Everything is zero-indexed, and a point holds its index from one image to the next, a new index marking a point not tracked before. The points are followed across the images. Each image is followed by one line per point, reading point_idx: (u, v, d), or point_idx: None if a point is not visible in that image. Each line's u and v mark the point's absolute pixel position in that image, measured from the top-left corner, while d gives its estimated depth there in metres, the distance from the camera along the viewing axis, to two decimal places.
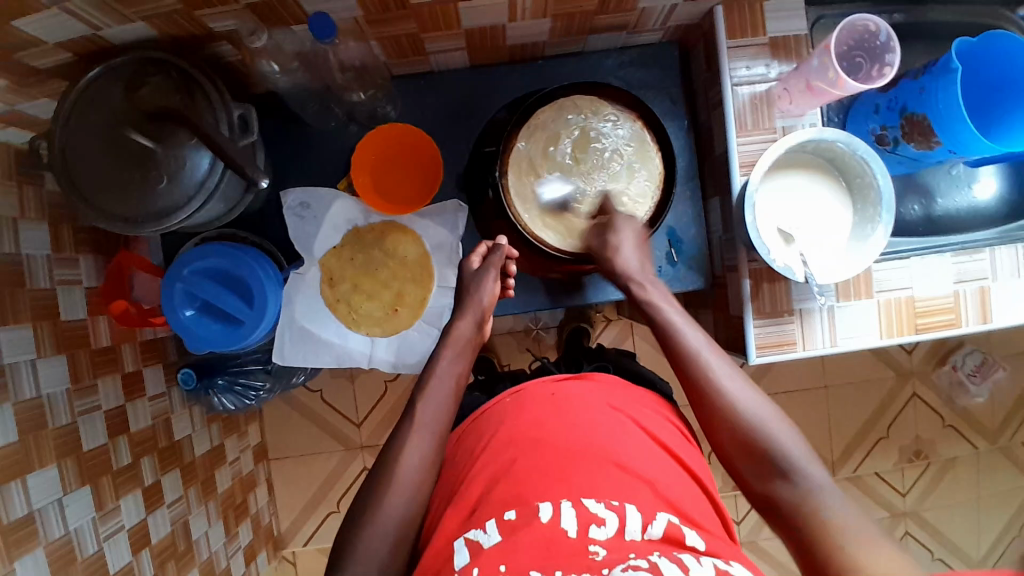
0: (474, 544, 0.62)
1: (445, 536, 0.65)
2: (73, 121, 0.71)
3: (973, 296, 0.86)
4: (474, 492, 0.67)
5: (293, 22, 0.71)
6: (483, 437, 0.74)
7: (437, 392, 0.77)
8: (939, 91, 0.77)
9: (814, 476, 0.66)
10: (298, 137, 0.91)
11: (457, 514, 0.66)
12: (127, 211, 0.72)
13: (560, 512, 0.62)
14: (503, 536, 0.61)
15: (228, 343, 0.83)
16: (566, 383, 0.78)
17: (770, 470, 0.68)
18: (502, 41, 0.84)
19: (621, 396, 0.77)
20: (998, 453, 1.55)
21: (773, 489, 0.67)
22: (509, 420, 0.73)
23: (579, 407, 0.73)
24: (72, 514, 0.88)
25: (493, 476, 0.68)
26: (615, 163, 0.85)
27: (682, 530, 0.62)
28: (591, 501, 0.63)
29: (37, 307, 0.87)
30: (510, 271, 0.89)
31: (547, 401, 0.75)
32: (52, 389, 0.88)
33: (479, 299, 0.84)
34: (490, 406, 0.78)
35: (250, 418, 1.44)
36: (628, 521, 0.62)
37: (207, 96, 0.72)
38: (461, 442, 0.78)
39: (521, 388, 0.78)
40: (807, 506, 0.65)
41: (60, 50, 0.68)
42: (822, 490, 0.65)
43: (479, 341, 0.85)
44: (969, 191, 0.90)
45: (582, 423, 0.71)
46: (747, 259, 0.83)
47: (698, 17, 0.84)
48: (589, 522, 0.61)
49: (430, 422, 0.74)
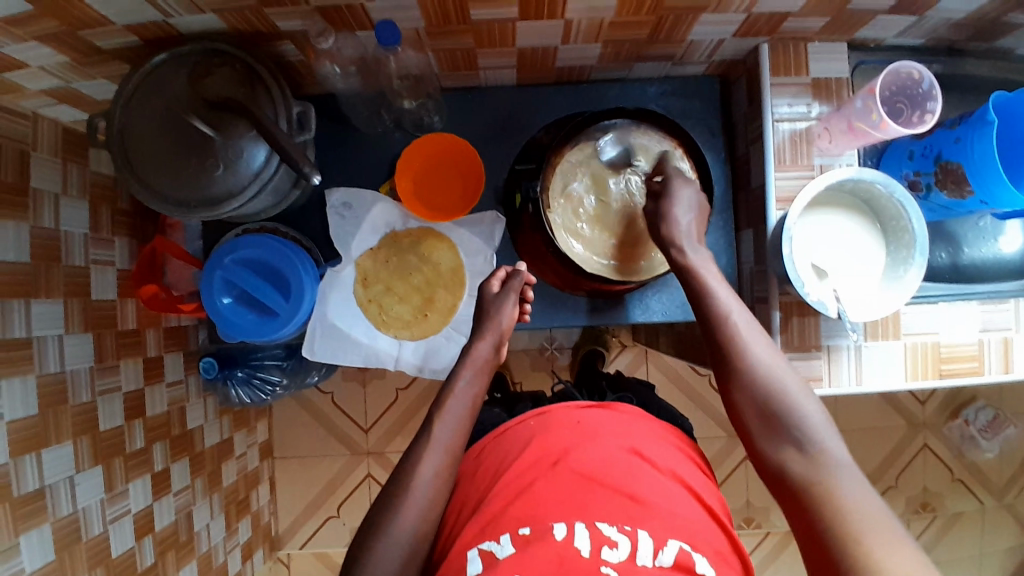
0: (487, 554, 0.64)
1: (460, 545, 0.67)
2: (134, 104, 0.73)
3: (997, 347, 0.88)
4: (493, 506, 0.69)
5: (358, 28, 0.73)
6: (504, 454, 0.76)
7: (457, 408, 0.78)
8: (975, 142, 0.79)
9: (831, 451, 0.64)
10: (344, 139, 0.93)
11: (474, 524, 0.68)
12: (181, 195, 0.74)
13: (574, 532, 0.63)
14: (517, 549, 0.63)
15: (260, 332, 0.84)
16: (588, 411, 0.79)
17: (782, 435, 0.67)
18: (552, 62, 0.86)
19: (640, 427, 0.78)
20: (1005, 510, 1.53)
21: (782, 456, 0.66)
22: (533, 439, 0.75)
23: (598, 435, 0.74)
24: (82, 493, 0.88)
25: (510, 493, 0.69)
26: (636, 176, 0.87)
27: (693, 558, 0.63)
28: (604, 525, 0.64)
29: (69, 283, 0.88)
30: (528, 297, 0.90)
31: (570, 426, 0.76)
32: (77, 366, 0.89)
33: (499, 322, 0.85)
34: (510, 425, 0.80)
35: (260, 415, 1.44)
36: (639, 547, 0.63)
37: (269, 91, 0.75)
38: (480, 458, 0.79)
39: (546, 410, 0.80)
40: (819, 477, 0.63)
41: (128, 34, 0.70)
42: (838, 465, 0.63)
43: (495, 364, 0.86)
44: (994, 244, 0.91)
45: (602, 451, 0.72)
46: (778, 291, 0.84)
47: (743, 53, 0.87)
48: (601, 544, 0.63)
49: (443, 440, 0.75)
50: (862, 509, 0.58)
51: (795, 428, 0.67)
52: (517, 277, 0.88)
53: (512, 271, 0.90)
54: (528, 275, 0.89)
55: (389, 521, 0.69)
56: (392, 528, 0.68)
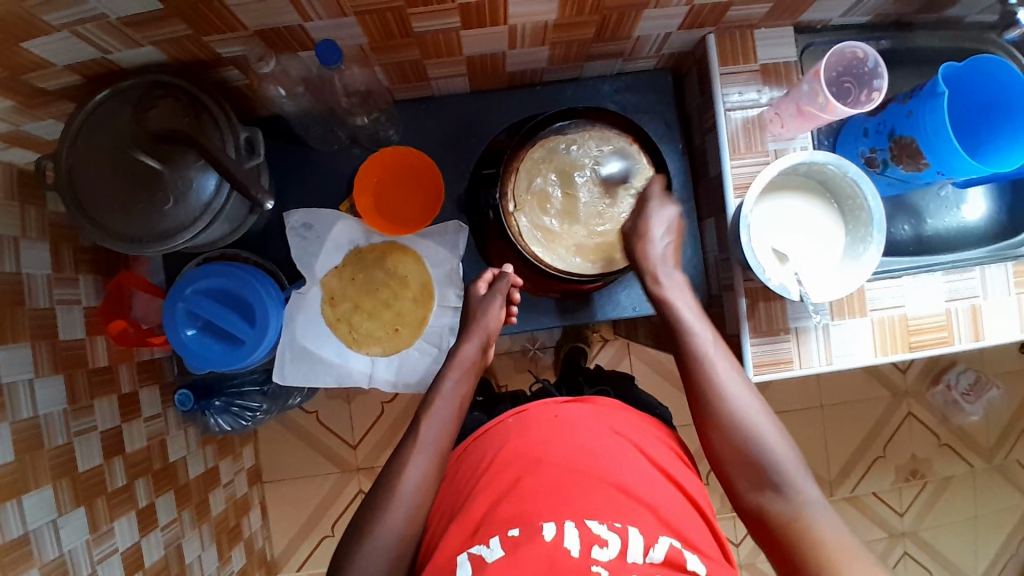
0: (477, 558, 0.63)
1: (448, 553, 0.66)
2: (79, 143, 0.72)
3: (965, 314, 0.89)
4: (480, 508, 0.68)
5: (300, 48, 0.73)
6: (487, 452, 0.75)
7: (442, 412, 0.79)
8: (927, 114, 0.80)
9: (805, 492, 0.69)
10: (301, 159, 0.93)
11: (461, 529, 0.67)
12: (133, 232, 0.73)
13: (563, 531, 0.63)
14: (506, 552, 0.62)
15: (228, 363, 0.83)
16: (568, 405, 0.79)
17: (762, 482, 0.71)
18: (503, 67, 0.86)
19: (622, 421, 0.78)
20: (994, 472, 1.56)
21: (763, 501, 0.70)
22: (515, 438, 0.74)
23: (580, 431, 0.74)
24: (67, 536, 0.87)
25: (497, 495, 0.69)
26: (601, 165, 0.86)
27: (683, 554, 0.64)
28: (594, 523, 0.64)
29: (35, 326, 0.87)
30: (514, 299, 0.90)
31: (551, 422, 0.76)
32: (49, 409, 0.87)
33: (485, 324, 0.86)
34: (492, 425, 0.79)
35: (245, 440, 1.43)
36: (629, 544, 0.63)
37: (214, 119, 0.74)
38: (462, 459, 0.79)
39: (524, 408, 0.79)
40: (796, 517, 0.67)
41: (69, 73, 0.69)
42: (811, 504, 0.68)
43: (482, 364, 0.87)
44: (958, 212, 0.93)
45: (586, 446, 0.72)
46: (742, 278, 0.84)
47: (691, 44, 0.87)
48: (592, 543, 0.62)
49: (430, 442, 0.76)
50: (844, 550, 0.63)
51: (775, 473, 0.70)
52: (501, 279, 0.88)
53: (498, 272, 0.89)
54: (513, 276, 0.88)
55: (371, 540, 0.68)
56: (374, 546, 0.68)
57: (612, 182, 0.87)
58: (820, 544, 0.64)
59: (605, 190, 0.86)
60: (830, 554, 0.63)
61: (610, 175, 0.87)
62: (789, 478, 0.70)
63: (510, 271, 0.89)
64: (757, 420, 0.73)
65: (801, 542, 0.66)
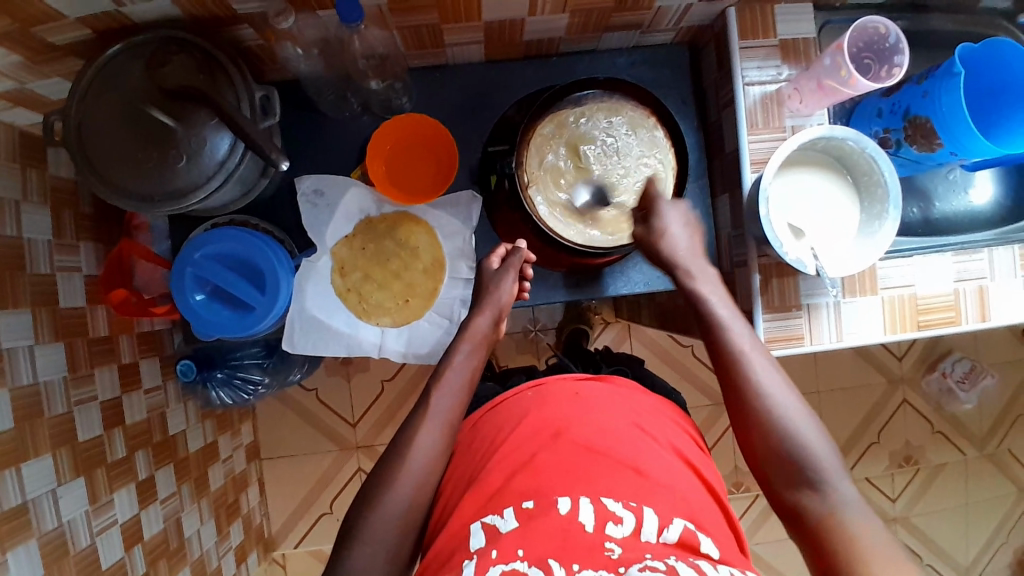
0: (491, 528, 0.63)
1: (461, 520, 0.66)
2: (91, 98, 0.70)
3: (973, 295, 0.89)
4: (494, 480, 0.68)
5: (319, 7, 0.71)
6: (502, 425, 0.75)
7: (455, 380, 0.79)
8: (943, 95, 0.80)
9: (843, 491, 0.67)
10: (311, 126, 0.91)
11: (475, 498, 0.67)
12: (145, 190, 0.71)
13: (578, 507, 0.63)
14: (520, 523, 0.62)
15: (237, 329, 0.82)
16: (586, 382, 0.79)
17: (798, 479, 0.69)
18: (520, 36, 0.85)
19: (639, 403, 0.78)
20: (985, 460, 1.58)
21: (798, 498, 0.69)
22: (532, 411, 0.75)
23: (598, 410, 0.74)
24: (66, 506, 0.85)
25: (512, 467, 0.68)
26: (611, 136, 0.85)
27: (697, 537, 0.63)
28: (610, 500, 0.64)
29: (36, 292, 0.85)
30: (527, 274, 0.90)
31: (570, 398, 0.76)
32: (49, 376, 0.86)
33: (497, 298, 0.86)
34: (509, 396, 0.80)
35: (244, 416, 1.42)
36: (644, 523, 0.62)
37: (229, 76, 0.72)
38: (477, 430, 0.79)
39: (542, 382, 0.80)
40: (833, 516, 0.66)
41: (79, 26, 0.68)
42: (850, 505, 0.66)
43: (495, 337, 0.87)
44: (965, 196, 0.93)
45: (603, 426, 0.72)
46: (757, 254, 0.84)
47: (710, 18, 0.86)
48: (606, 519, 0.62)
49: (442, 412, 0.76)
50: (881, 553, 0.61)
51: (812, 471, 0.69)
52: (514, 257, 0.88)
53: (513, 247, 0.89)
54: (525, 251, 0.88)
55: (384, 507, 0.68)
56: (387, 513, 0.68)
57: (622, 154, 0.85)
58: (856, 544, 0.62)
59: (615, 161, 0.85)
60: (868, 554, 0.61)
61: (620, 147, 0.85)
62: (827, 477, 0.68)
63: (524, 246, 0.90)
64: (795, 418, 0.72)
65: (839, 544, 0.63)
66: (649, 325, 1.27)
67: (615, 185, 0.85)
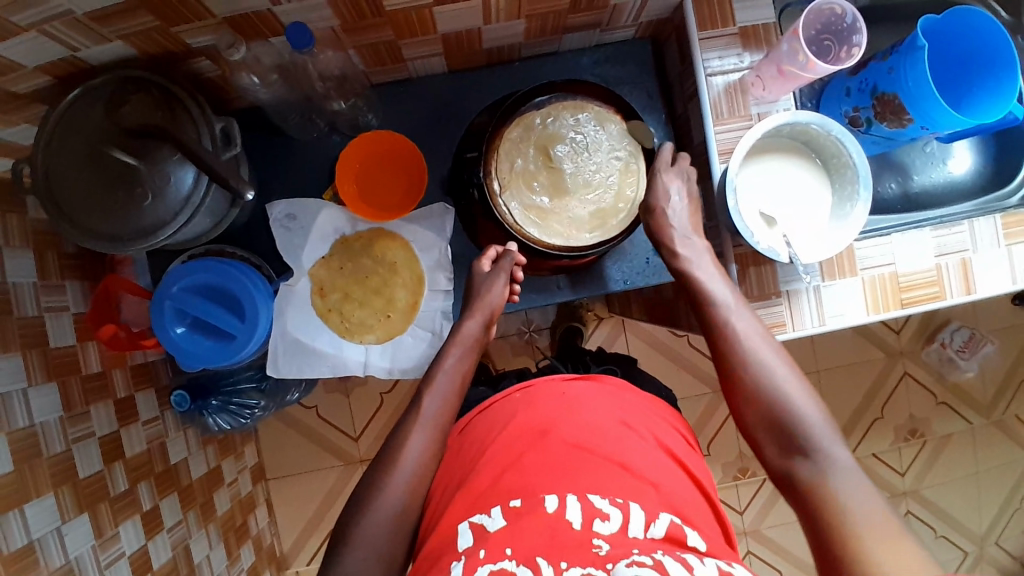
0: (478, 527, 0.63)
1: (450, 521, 0.66)
2: (54, 144, 0.70)
3: (956, 269, 0.88)
4: (483, 480, 0.68)
5: (271, 34, 0.72)
6: (492, 426, 0.76)
7: (445, 384, 0.79)
8: (908, 69, 0.79)
9: (833, 454, 0.67)
10: (282, 151, 0.91)
11: (465, 499, 0.67)
12: (113, 229, 0.71)
13: (565, 504, 0.63)
14: (508, 521, 0.62)
15: (219, 358, 0.83)
16: (574, 383, 0.79)
17: (788, 445, 0.69)
18: (479, 44, 0.85)
19: (629, 402, 0.78)
20: (992, 427, 1.57)
21: (792, 464, 0.69)
22: (521, 413, 0.75)
23: (587, 409, 0.74)
24: (72, 543, 0.86)
25: (500, 467, 0.69)
26: (580, 134, 0.84)
27: (684, 531, 0.63)
28: (596, 497, 0.64)
29: (26, 336, 0.86)
30: (517, 276, 0.88)
31: (557, 398, 0.76)
32: (46, 418, 0.87)
33: (488, 302, 0.84)
34: (497, 400, 0.79)
35: (246, 439, 1.43)
36: (631, 520, 0.62)
37: (189, 112, 0.73)
38: (467, 433, 0.79)
39: (531, 384, 0.79)
40: (821, 481, 0.65)
41: (39, 74, 0.68)
42: (841, 469, 0.66)
43: (484, 342, 0.86)
44: (945, 167, 0.93)
45: (591, 424, 0.73)
46: (732, 243, 0.86)
47: (668, 11, 0.86)
48: (593, 517, 0.62)
49: (431, 418, 0.76)
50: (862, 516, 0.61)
51: (799, 434, 0.69)
52: (506, 254, 0.86)
53: (501, 251, 0.87)
54: (516, 253, 0.86)
55: (377, 526, 0.68)
56: (381, 529, 0.68)
57: (593, 151, 0.84)
58: (840, 508, 0.62)
59: (585, 158, 0.84)
60: (851, 517, 0.61)
61: (589, 144, 0.84)
62: (819, 440, 0.68)
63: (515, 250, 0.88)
64: (789, 386, 0.72)
65: (823, 507, 0.63)
66: (640, 318, 1.27)
67: (586, 182, 0.84)
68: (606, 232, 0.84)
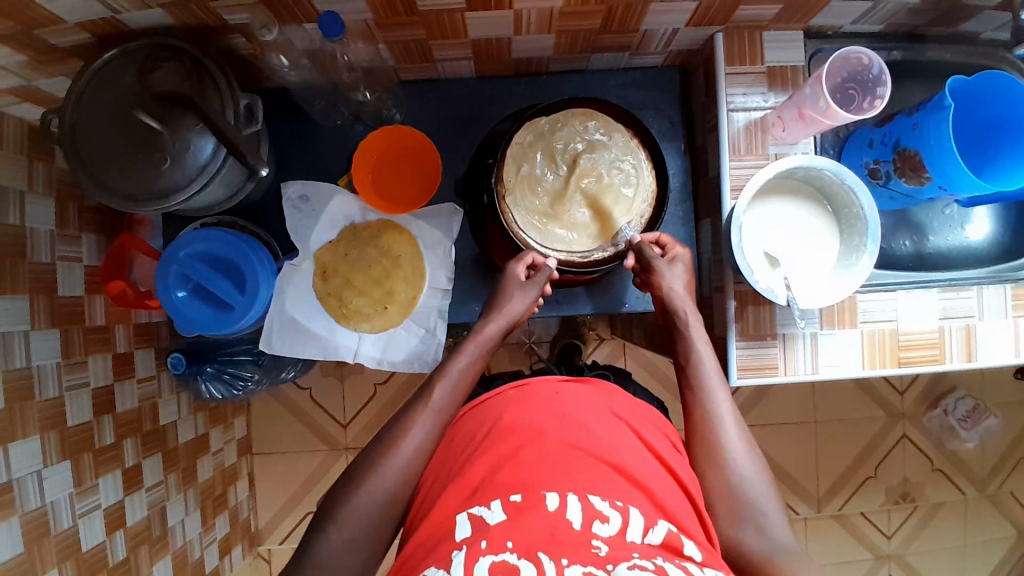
0: (477, 519, 0.62)
1: (444, 513, 0.65)
2: (84, 101, 0.73)
3: (959, 334, 0.87)
4: (479, 473, 0.67)
5: (305, 20, 0.74)
6: (484, 423, 0.75)
7: (456, 379, 0.80)
8: (931, 129, 0.79)
9: (777, 532, 0.69)
10: (305, 133, 0.94)
11: (459, 492, 0.67)
12: (130, 189, 0.73)
13: (566, 504, 0.62)
14: (509, 515, 0.61)
15: (217, 327, 0.84)
16: (568, 385, 0.79)
17: (737, 516, 0.70)
18: (508, 53, 0.86)
19: (622, 405, 0.78)
20: (987, 501, 1.53)
21: (738, 536, 0.69)
22: (513, 409, 0.74)
23: (580, 409, 0.74)
24: (50, 487, 0.88)
25: (497, 460, 0.68)
26: (587, 142, 0.84)
27: (681, 540, 0.62)
28: (596, 499, 0.62)
29: (35, 281, 0.89)
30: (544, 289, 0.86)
31: (550, 398, 0.76)
32: (42, 361, 0.89)
33: (510, 310, 0.84)
34: (491, 396, 0.79)
35: (238, 411, 1.45)
36: (629, 524, 0.61)
37: (217, 84, 0.75)
38: (461, 425, 0.78)
39: (525, 383, 0.79)
40: (765, 555, 0.67)
41: (79, 31, 0.71)
42: (785, 551, 0.67)
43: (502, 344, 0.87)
44: (962, 231, 0.92)
45: (586, 426, 0.72)
46: (733, 280, 0.84)
47: (699, 43, 0.87)
48: (593, 518, 0.61)
49: (440, 406, 0.77)
50: None
51: (750, 509, 0.70)
52: (526, 252, 0.84)
53: (540, 264, 0.84)
54: (551, 272, 0.83)
55: (340, 512, 0.68)
56: (346, 517, 0.68)
57: (597, 160, 0.84)
58: None
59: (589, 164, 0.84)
60: None
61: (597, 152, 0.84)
62: (765, 517, 0.70)
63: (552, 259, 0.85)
64: (740, 457, 0.74)
65: None
66: (640, 344, 1.27)
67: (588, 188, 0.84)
68: (613, 248, 0.85)
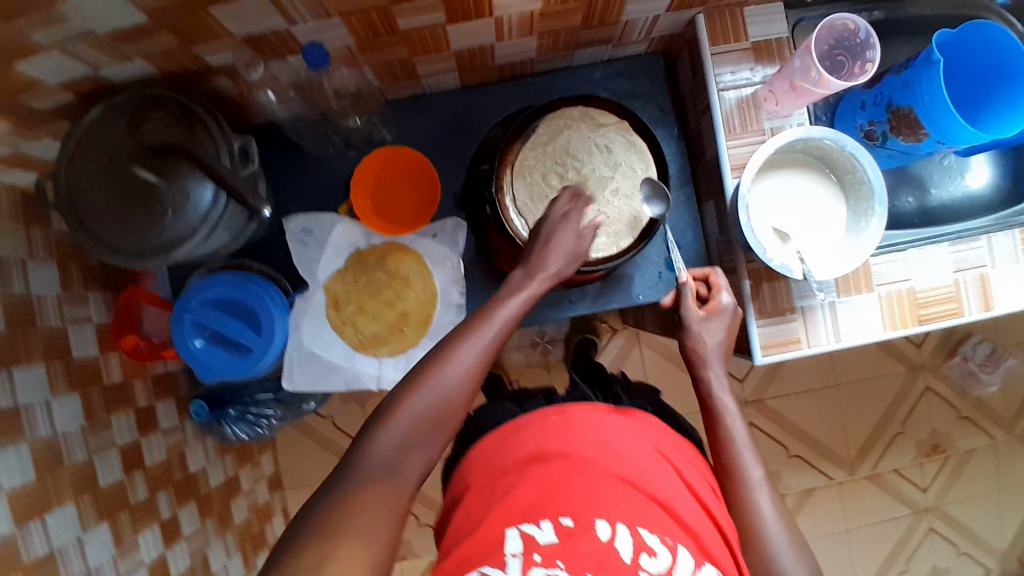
0: (527, 536, 0.61)
1: (486, 541, 0.63)
2: (76, 161, 0.72)
3: (974, 284, 0.87)
4: (523, 499, 0.65)
5: (288, 53, 0.73)
6: (520, 449, 0.71)
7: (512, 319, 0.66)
8: (923, 84, 0.79)
9: None
10: (298, 166, 0.93)
11: (503, 515, 0.65)
12: (135, 245, 0.73)
13: (616, 533, 0.61)
14: (560, 538, 0.61)
15: (237, 371, 0.83)
16: (610, 415, 0.75)
17: None
18: (491, 61, 0.86)
19: (666, 441, 0.75)
20: (1015, 442, 1.53)
21: None
22: (555, 437, 0.71)
23: (625, 444, 0.71)
24: (92, 551, 0.87)
25: (543, 487, 0.66)
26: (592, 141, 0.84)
27: None
28: (646, 532, 0.62)
29: (49, 346, 0.88)
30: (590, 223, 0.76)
31: (593, 427, 0.73)
32: (67, 428, 0.88)
33: (558, 252, 0.71)
34: (529, 419, 0.75)
35: (263, 448, 1.45)
36: (679, 564, 0.61)
37: (208, 129, 0.74)
38: (491, 447, 0.74)
39: (566, 408, 0.75)
40: None
41: (63, 91, 0.70)
42: None
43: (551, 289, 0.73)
44: (962, 181, 0.92)
45: (632, 459, 0.70)
46: (745, 259, 0.84)
47: (681, 27, 0.87)
48: (642, 550, 0.60)
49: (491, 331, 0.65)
50: None
51: None
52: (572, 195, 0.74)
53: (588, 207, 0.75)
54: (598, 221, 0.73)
55: None
56: None
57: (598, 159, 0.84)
58: None
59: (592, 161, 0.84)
60: None
61: (579, 150, 0.84)
62: None
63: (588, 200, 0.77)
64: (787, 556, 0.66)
65: None
66: (654, 331, 1.27)
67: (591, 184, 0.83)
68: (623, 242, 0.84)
